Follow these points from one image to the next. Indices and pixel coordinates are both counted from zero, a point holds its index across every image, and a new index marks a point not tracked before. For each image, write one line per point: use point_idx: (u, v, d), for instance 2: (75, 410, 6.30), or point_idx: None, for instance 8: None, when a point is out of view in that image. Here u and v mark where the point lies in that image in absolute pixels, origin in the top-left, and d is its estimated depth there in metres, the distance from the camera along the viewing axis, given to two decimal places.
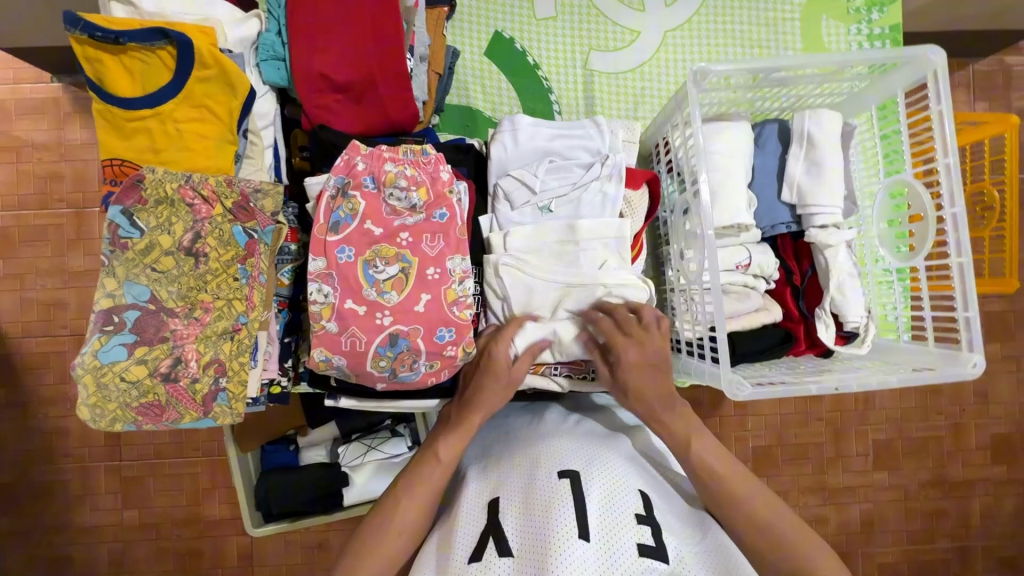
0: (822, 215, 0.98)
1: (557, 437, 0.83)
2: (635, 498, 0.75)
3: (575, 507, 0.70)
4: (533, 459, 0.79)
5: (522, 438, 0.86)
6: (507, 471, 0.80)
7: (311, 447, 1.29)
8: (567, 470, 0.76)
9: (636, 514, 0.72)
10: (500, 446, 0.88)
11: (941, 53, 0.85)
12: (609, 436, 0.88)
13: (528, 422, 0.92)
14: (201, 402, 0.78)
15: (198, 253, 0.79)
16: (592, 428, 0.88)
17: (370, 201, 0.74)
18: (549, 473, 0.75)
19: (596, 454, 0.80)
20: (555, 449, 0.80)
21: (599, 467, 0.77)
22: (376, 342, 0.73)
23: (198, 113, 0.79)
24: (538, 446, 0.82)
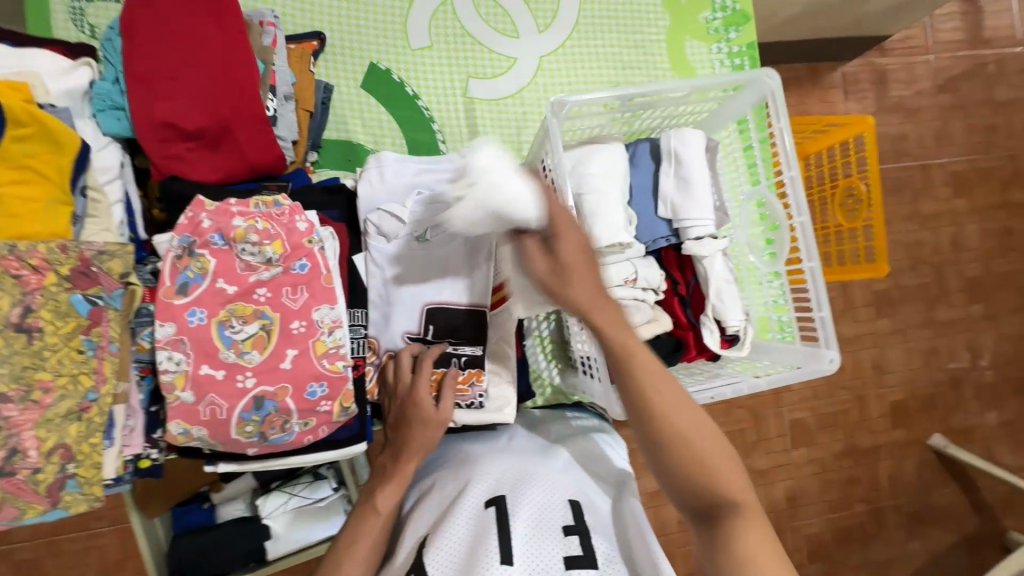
0: (695, 228, 1.03)
1: (487, 462, 0.84)
2: (564, 511, 0.75)
3: (500, 533, 0.70)
4: (463, 488, 0.79)
5: (455, 465, 0.86)
6: (440, 504, 0.80)
7: (228, 502, 1.21)
8: (495, 497, 0.76)
9: (565, 525, 0.73)
10: (437, 473, 0.87)
11: (774, 78, 0.91)
12: (548, 450, 0.89)
13: (463, 445, 0.92)
14: (47, 492, 0.70)
15: (30, 329, 0.70)
16: (526, 446, 0.89)
17: (221, 258, 0.70)
18: (477, 502, 0.76)
19: (526, 474, 0.80)
20: (486, 476, 0.80)
21: (527, 488, 0.78)
22: (239, 407, 0.69)
23: (19, 174, 0.71)
24: (470, 473, 0.82)
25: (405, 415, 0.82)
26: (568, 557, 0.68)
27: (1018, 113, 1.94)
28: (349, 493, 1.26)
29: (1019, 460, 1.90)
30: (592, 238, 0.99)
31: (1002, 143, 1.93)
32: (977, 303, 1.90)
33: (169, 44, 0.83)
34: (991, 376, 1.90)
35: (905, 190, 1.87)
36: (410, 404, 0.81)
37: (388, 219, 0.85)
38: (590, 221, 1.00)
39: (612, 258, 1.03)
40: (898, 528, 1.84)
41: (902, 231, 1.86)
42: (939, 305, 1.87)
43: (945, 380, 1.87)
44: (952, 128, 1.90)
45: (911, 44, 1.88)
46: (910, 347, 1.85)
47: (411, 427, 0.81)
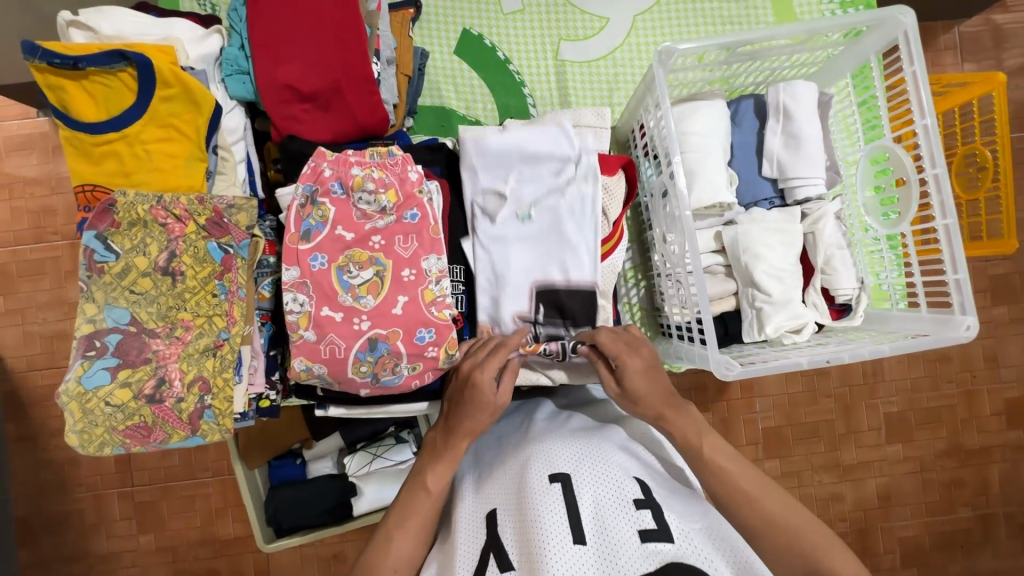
0: (803, 188, 0.97)
1: (545, 438, 0.81)
2: (628, 487, 0.72)
3: (568, 512, 0.68)
4: (522, 463, 0.77)
5: (511, 443, 0.84)
6: (500, 481, 0.78)
7: (317, 459, 1.29)
8: (558, 472, 0.74)
9: (635, 499, 0.70)
10: (491, 455, 0.86)
11: (911, 14, 0.83)
12: (601, 427, 0.86)
13: (518, 426, 0.90)
14: (188, 420, 0.78)
15: (174, 272, 0.79)
16: (582, 424, 0.86)
17: (339, 207, 0.74)
18: (539, 477, 0.73)
19: (586, 449, 0.78)
20: (543, 449, 0.78)
21: (589, 463, 0.75)
22: (356, 348, 0.73)
23: (166, 133, 0.79)
24: (527, 450, 0.79)
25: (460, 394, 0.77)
26: (641, 531, 0.66)
27: None
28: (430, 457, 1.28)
29: None
30: (692, 199, 0.96)
31: None
32: None
33: (290, 10, 0.87)
34: None
35: None
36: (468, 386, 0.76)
37: (494, 198, 0.86)
38: (691, 179, 0.96)
39: (709, 221, 1.01)
40: (1010, 539, 1.66)
41: None
42: None
43: None
44: None
45: None
46: None
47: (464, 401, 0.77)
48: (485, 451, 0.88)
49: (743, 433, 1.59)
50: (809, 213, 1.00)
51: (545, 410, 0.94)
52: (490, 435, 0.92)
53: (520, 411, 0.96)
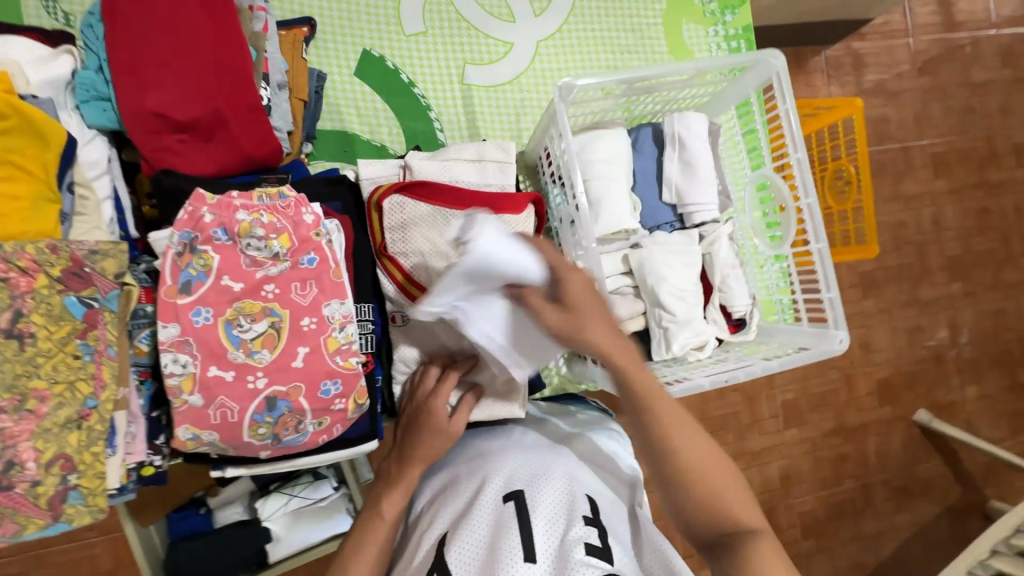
0: (698, 213, 1.04)
1: (503, 457, 0.81)
2: (582, 503, 0.72)
3: (519, 530, 0.68)
4: (480, 481, 0.77)
5: (471, 461, 0.83)
6: (455, 500, 0.77)
7: (225, 506, 1.18)
8: (513, 491, 0.74)
9: (584, 516, 0.70)
10: (451, 474, 0.84)
11: (781, 56, 0.91)
12: (558, 446, 0.86)
13: (482, 441, 0.89)
14: (48, 505, 0.67)
15: (21, 334, 0.67)
16: (538, 441, 0.86)
17: (225, 255, 0.67)
18: (495, 497, 0.73)
19: (542, 466, 0.78)
20: (501, 468, 0.78)
21: (544, 481, 0.75)
22: (251, 409, 0.66)
23: (2, 170, 0.67)
24: (485, 469, 0.79)
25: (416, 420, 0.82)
26: (589, 544, 0.66)
27: (993, 94, 1.99)
28: (351, 492, 1.23)
29: (996, 432, 1.98)
30: (599, 227, 0.99)
31: (978, 124, 1.97)
32: (956, 281, 1.95)
33: (156, 31, 0.79)
34: (970, 352, 1.96)
35: (887, 172, 1.90)
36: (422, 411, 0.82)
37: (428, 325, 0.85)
38: (597, 207, 0.99)
39: (615, 245, 1.04)
40: (886, 501, 1.89)
41: (886, 211, 1.89)
42: (922, 283, 1.91)
43: (927, 357, 1.92)
44: (931, 110, 1.93)
45: (892, 27, 1.90)
46: (895, 326, 1.89)
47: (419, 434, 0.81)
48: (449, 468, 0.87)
49: None
50: (705, 235, 1.06)
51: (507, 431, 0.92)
52: (452, 454, 0.89)
53: (480, 433, 0.93)
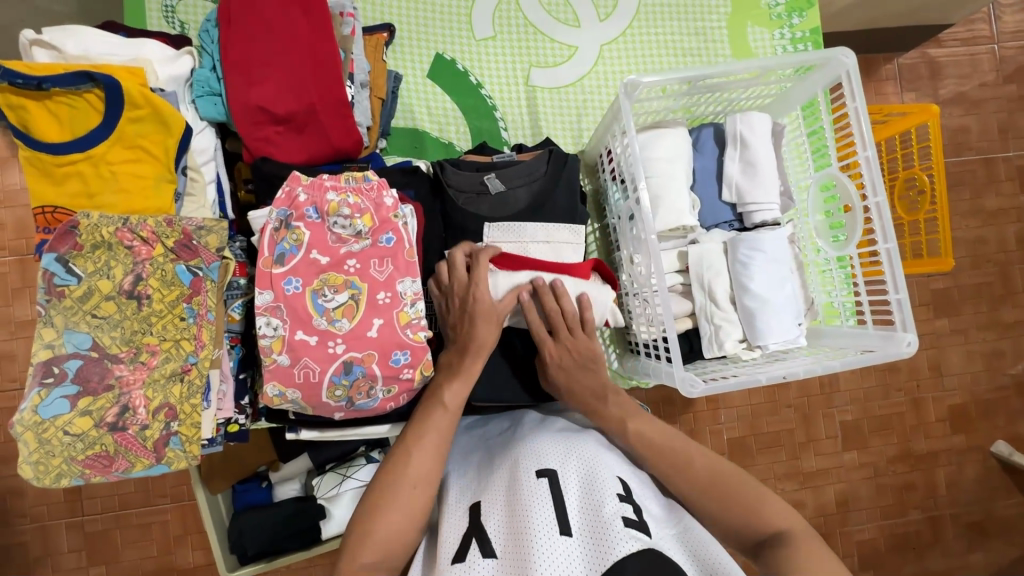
0: (759, 212, 1.04)
1: (535, 436, 0.80)
2: (613, 481, 0.72)
3: (555, 504, 0.67)
4: (512, 458, 0.77)
5: (502, 442, 0.83)
6: (489, 475, 0.77)
7: (284, 481, 1.27)
8: (546, 468, 0.73)
9: (619, 493, 0.70)
10: (478, 453, 0.84)
11: (852, 55, 0.91)
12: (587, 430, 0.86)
13: (506, 426, 0.89)
14: (153, 447, 0.76)
15: (140, 296, 0.77)
16: (569, 424, 0.86)
17: (314, 231, 0.74)
18: (527, 471, 0.72)
19: (574, 446, 0.77)
20: (533, 445, 0.77)
21: (577, 458, 0.75)
22: (330, 371, 0.73)
23: (134, 153, 0.78)
24: (517, 447, 0.78)
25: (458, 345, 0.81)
26: (626, 517, 0.65)
27: None
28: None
29: None
30: (656, 223, 1.01)
31: None
32: None
33: (261, 36, 0.88)
34: None
35: (967, 184, 1.79)
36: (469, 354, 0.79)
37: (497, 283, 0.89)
38: (655, 203, 1.01)
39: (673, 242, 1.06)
40: (956, 538, 1.76)
41: (963, 227, 1.79)
42: (1004, 305, 1.79)
43: (1009, 385, 1.78)
44: (1018, 121, 1.82)
45: (976, 33, 1.81)
46: (972, 349, 1.77)
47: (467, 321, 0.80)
48: (476, 447, 0.87)
49: (709, 444, 1.64)
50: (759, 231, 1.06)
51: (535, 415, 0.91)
52: (479, 435, 0.90)
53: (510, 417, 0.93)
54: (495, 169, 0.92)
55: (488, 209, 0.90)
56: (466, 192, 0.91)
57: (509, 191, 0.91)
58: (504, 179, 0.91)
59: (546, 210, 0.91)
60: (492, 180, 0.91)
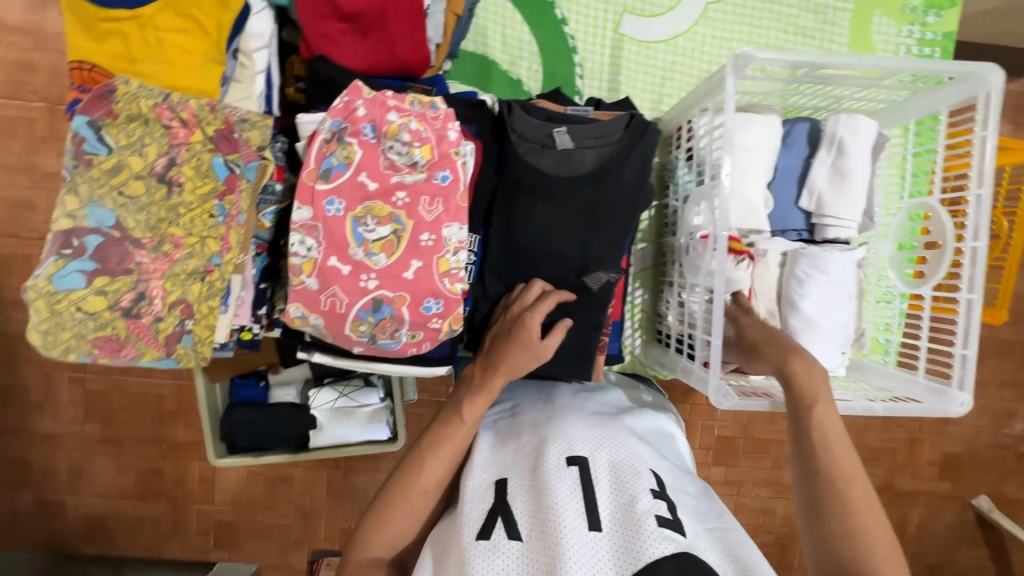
0: (836, 228, 0.96)
1: (564, 420, 0.80)
2: (646, 476, 0.71)
3: (585, 496, 0.67)
4: (541, 440, 0.76)
5: (532, 417, 0.83)
6: (515, 451, 0.77)
7: (281, 386, 1.24)
8: (576, 456, 0.73)
9: (652, 489, 0.69)
10: (508, 424, 0.84)
11: (1000, 74, 0.79)
12: (618, 416, 0.85)
13: (536, 400, 0.88)
14: (165, 341, 0.73)
15: (171, 182, 0.72)
16: (599, 409, 0.85)
17: (367, 152, 0.67)
18: (557, 458, 0.72)
19: (605, 437, 0.77)
20: (563, 429, 0.77)
21: (607, 450, 0.75)
22: (358, 305, 0.69)
23: (183, 24, 0.71)
24: (548, 428, 0.78)
25: (504, 334, 0.82)
26: (659, 517, 0.64)
27: None
28: (396, 407, 1.25)
29: None
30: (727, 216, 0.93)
31: None
32: None
33: None
34: None
35: None
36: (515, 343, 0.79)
37: None
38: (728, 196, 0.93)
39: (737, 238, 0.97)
40: None
41: None
42: None
43: None
44: None
45: None
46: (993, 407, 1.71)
47: (507, 343, 0.80)
48: (503, 418, 0.86)
49: None
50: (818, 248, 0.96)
51: (565, 391, 0.91)
52: (508, 403, 0.90)
53: (538, 388, 0.93)
54: (567, 123, 0.83)
55: (551, 166, 0.82)
56: (531, 141, 0.83)
57: (576, 150, 0.82)
58: (575, 135, 0.82)
59: (612, 180, 0.83)
60: (562, 134, 0.82)
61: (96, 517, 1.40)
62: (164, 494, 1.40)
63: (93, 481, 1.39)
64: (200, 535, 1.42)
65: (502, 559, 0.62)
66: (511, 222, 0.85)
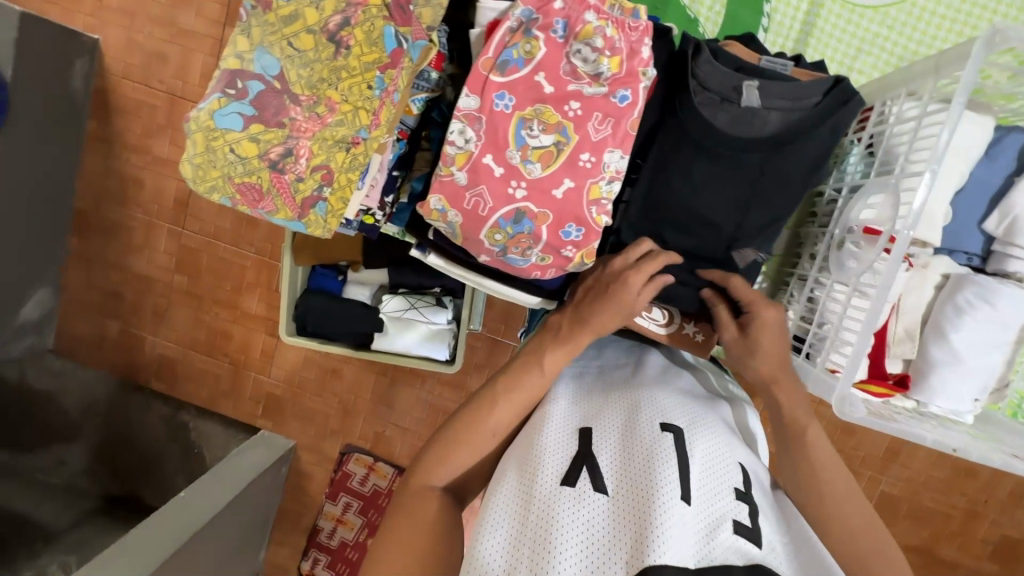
0: (1019, 262, 0.83)
1: (657, 387, 0.74)
2: (733, 472, 0.67)
3: (680, 469, 0.62)
4: (634, 401, 0.71)
5: (619, 376, 0.78)
6: (603, 404, 0.71)
7: (357, 284, 1.24)
8: (671, 424, 0.67)
9: (736, 489, 0.65)
10: (592, 376, 0.79)
11: None
12: (709, 397, 0.79)
13: (624, 364, 0.80)
14: (300, 203, 0.74)
15: (340, 42, 0.70)
16: (692, 386, 0.78)
17: (551, 51, 0.62)
18: (650, 422, 0.67)
19: (700, 416, 0.71)
20: (657, 396, 0.72)
21: (702, 429, 0.69)
22: (500, 213, 0.66)
23: None
24: (640, 391, 0.72)
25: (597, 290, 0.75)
26: (737, 522, 0.61)
27: None
28: (460, 331, 1.23)
29: None
30: None
31: None
32: None
33: None
34: None
35: None
36: (612, 298, 0.72)
37: None
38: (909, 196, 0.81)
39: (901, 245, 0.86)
40: None
41: None
42: None
43: None
44: None
45: None
46: None
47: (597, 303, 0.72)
48: (588, 367, 0.81)
49: None
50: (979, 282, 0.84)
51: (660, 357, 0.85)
52: (594, 353, 0.85)
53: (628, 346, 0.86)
54: (759, 77, 0.75)
55: (725, 125, 0.75)
56: (713, 90, 0.75)
57: (761, 111, 0.75)
58: (764, 93, 0.74)
59: (789, 152, 0.75)
60: (752, 89, 0.74)
61: (167, 359, 1.52)
62: (229, 354, 1.49)
63: (171, 326, 1.50)
64: (251, 402, 1.50)
65: (587, 509, 0.58)
66: (665, 172, 0.78)
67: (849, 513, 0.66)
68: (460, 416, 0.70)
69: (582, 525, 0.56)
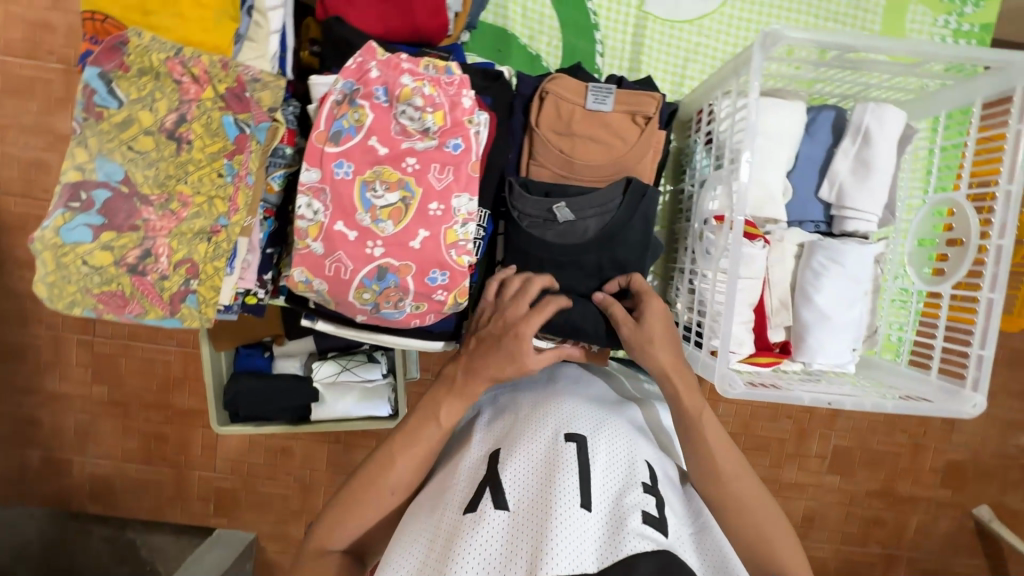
0: (855, 222, 0.93)
1: (566, 397, 0.77)
2: (640, 468, 0.69)
3: (579, 474, 0.64)
4: (542, 414, 0.73)
5: (532, 394, 0.80)
6: (513, 423, 0.74)
7: (286, 357, 1.18)
8: (575, 433, 0.70)
9: (644, 483, 0.67)
10: (509, 397, 0.81)
11: None
12: (619, 403, 0.82)
13: (538, 379, 0.85)
14: (169, 300, 0.73)
15: (180, 138, 0.72)
16: (601, 395, 0.82)
17: (379, 115, 0.66)
18: (554, 434, 0.69)
19: (605, 419, 0.74)
20: (565, 407, 0.74)
21: (606, 434, 0.71)
22: (362, 273, 0.68)
23: None
24: (551, 404, 0.75)
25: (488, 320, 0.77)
26: (645, 513, 0.62)
27: None
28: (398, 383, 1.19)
29: None
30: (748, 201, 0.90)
31: None
32: None
33: None
34: None
35: None
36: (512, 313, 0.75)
37: None
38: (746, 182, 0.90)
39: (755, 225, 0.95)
40: None
41: None
42: None
43: None
44: None
45: None
46: None
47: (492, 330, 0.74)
48: (504, 392, 0.84)
49: None
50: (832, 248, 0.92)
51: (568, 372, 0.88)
52: (513, 373, 0.87)
53: (541, 364, 0.90)
54: (565, 196, 0.82)
55: (555, 239, 0.81)
56: (532, 217, 0.82)
57: (579, 221, 0.81)
58: (575, 208, 0.81)
59: (618, 245, 0.81)
60: (562, 208, 0.81)
61: (102, 478, 1.41)
62: (170, 457, 1.40)
63: (97, 441, 1.39)
64: (200, 502, 1.42)
65: (485, 529, 0.59)
66: None
67: (737, 487, 0.71)
68: (370, 475, 0.71)
69: (482, 546, 0.58)
